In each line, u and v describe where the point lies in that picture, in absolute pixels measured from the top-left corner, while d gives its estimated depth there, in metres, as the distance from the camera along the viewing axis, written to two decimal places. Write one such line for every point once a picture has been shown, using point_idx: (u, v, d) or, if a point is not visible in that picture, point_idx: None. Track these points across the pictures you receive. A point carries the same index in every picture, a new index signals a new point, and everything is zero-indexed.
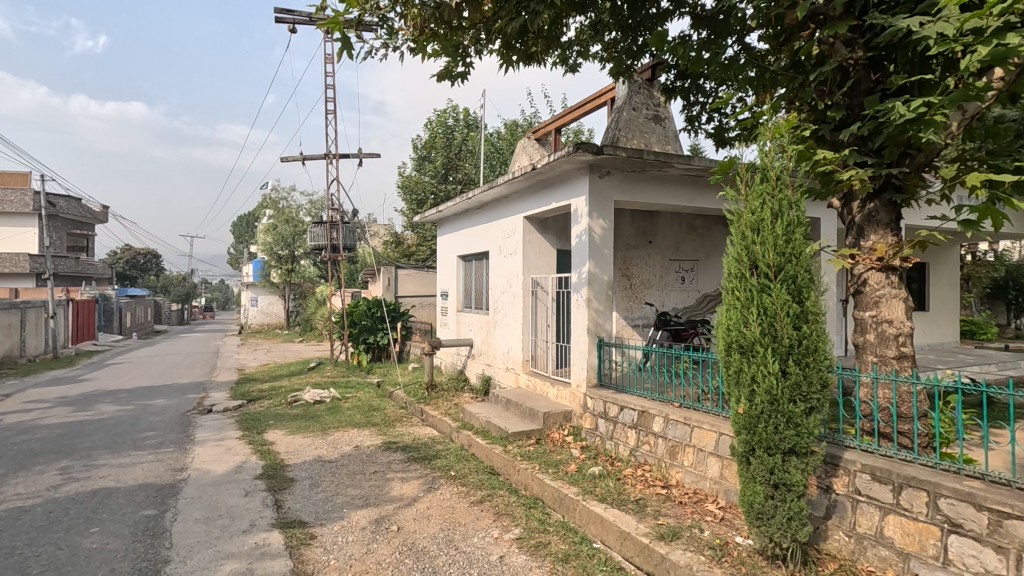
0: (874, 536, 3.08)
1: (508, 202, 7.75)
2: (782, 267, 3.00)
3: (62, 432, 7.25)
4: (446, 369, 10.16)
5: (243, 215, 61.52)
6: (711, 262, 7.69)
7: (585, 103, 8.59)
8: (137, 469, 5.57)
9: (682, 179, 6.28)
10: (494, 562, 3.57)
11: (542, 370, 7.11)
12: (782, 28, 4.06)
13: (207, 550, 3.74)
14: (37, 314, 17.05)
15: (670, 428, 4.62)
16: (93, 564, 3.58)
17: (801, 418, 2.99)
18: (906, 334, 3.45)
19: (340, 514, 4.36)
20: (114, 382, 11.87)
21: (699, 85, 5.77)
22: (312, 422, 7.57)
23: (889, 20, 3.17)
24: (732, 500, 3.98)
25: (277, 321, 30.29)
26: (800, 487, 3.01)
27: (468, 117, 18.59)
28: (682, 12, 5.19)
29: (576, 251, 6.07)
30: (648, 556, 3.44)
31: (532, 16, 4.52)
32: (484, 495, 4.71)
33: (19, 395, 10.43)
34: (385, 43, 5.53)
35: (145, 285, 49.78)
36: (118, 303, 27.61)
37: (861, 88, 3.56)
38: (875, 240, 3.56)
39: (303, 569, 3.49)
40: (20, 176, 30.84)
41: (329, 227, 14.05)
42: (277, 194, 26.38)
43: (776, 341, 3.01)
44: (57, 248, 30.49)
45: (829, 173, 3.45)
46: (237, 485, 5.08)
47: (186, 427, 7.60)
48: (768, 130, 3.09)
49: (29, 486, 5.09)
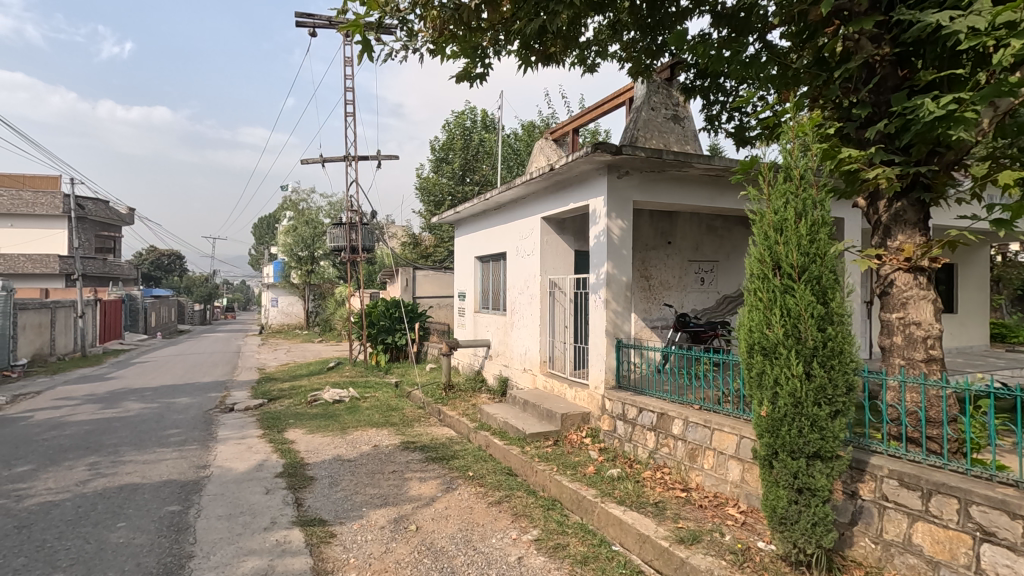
0: (902, 544, 3.01)
1: (526, 202, 7.73)
2: (807, 267, 2.95)
3: (90, 429, 7.45)
4: (463, 370, 10.17)
5: (264, 217, 62.72)
6: (732, 262, 7.59)
7: (603, 103, 8.53)
8: (162, 466, 5.70)
9: (702, 179, 6.23)
10: (512, 563, 3.56)
11: (559, 371, 7.10)
12: (804, 25, 3.93)
13: (229, 546, 3.80)
14: (67, 313, 17.53)
15: (689, 430, 4.57)
16: (120, 558, 3.65)
17: (826, 421, 2.92)
18: (936, 336, 3.37)
19: (360, 514, 4.38)
20: (139, 380, 12.16)
21: (719, 85, 5.70)
22: (332, 421, 7.63)
23: (917, 15, 3.07)
24: (754, 505, 3.92)
25: (297, 321, 30.81)
26: (826, 492, 2.94)
27: (486, 120, 18.75)
28: (702, 11, 5.12)
29: (595, 252, 6.03)
30: (668, 560, 3.41)
31: (551, 16, 4.48)
32: (502, 496, 4.71)
33: (50, 392, 10.75)
34: (405, 45, 5.57)
35: (169, 285, 51.05)
36: (143, 303, 28.22)
37: (888, 85, 3.47)
38: (903, 239, 3.47)
39: (323, 568, 3.51)
40: (51, 179, 31.92)
41: (349, 228, 14.18)
42: (297, 196, 26.80)
43: (800, 342, 2.96)
44: (85, 249, 31.36)
45: (854, 171, 3.39)
46: (258, 482, 5.15)
47: (208, 424, 7.74)
48: (792, 128, 3.03)
49: (60, 480, 5.23)
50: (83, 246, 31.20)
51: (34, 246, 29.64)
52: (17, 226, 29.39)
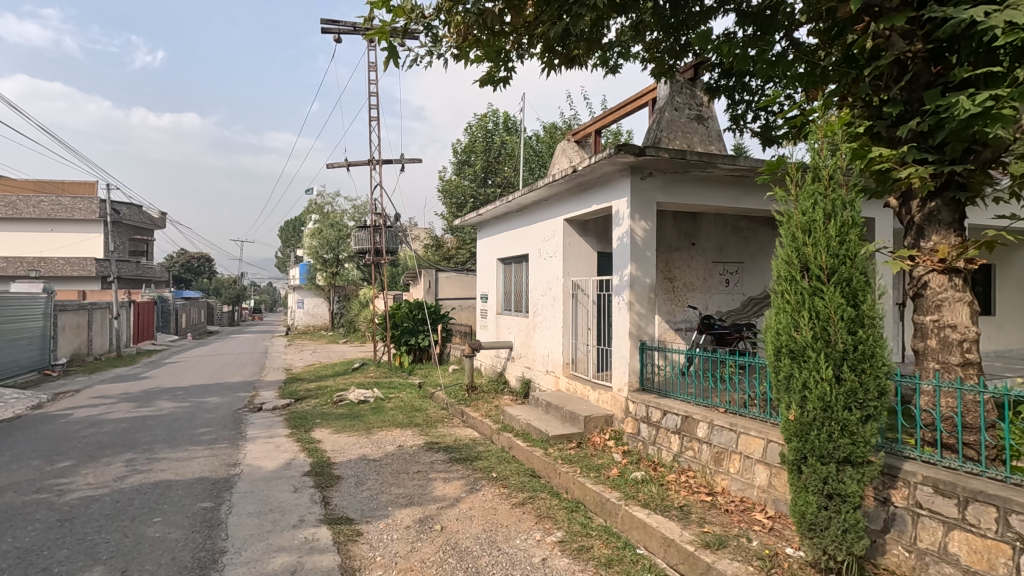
0: (937, 553, 2.93)
1: (549, 203, 7.71)
2: (836, 269, 2.90)
3: (126, 426, 7.70)
4: (486, 371, 10.20)
5: (290, 221, 64.12)
6: (757, 264, 7.49)
7: (626, 103, 8.48)
8: (194, 463, 5.86)
9: (727, 180, 6.15)
10: (536, 564, 3.57)
11: (582, 373, 7.08)
12: (833, 22, 3.86)
13: (260, 543, 3.90)
14: (103, 315, 18.15)
15: (715, 434, 4.52)
16: (157, 551, 3.78)
17: (857, 426, 2.87)
18: (972, 339, 3.28)
19: (385, 513, 4.45)
20: (170, 380, 12.51)
21: (745, 84, 5.64)
22: (357, 421, 7.75)
23: (950, 12, 2.99)
24: (781, 510, 3.86)
25: (322, 321, 31.45)
26: (857, 498, 2.89)
27: (508, 122, 18.84)
28: (727, 10, 5.07)
29: (619, 253, 6.00)
30: (693, 564, 3.37)
31: (574, 19, 4.48)
32: (525, 497, 4.74)
33: (88, 391, 11.14)
34: (430, 50, 5.63)
35: (199, 287, 52.43)
36: (175, 304, 29.01)
37: (920, 82, 3.37)
38: (937, 240, 3.38)
39: (350, 566, 3.56)
40: (87, 185, 33.02)
41: (373, 231, 14.35)
42: (322, 199, 27.22)
43: (829, 345, 2.91)
44: (120, 252, 32.38)
45: (885, 171, 3.33)
46: (286, 481, 5.25)
47: (238, 424, 7.93)
48: (820, 127, 2.99)
49: (99, 476, 5.42)
50: (118, 249, 32.23)
51: (73, 250, 30.77)
52: (56, 230, 30.44)
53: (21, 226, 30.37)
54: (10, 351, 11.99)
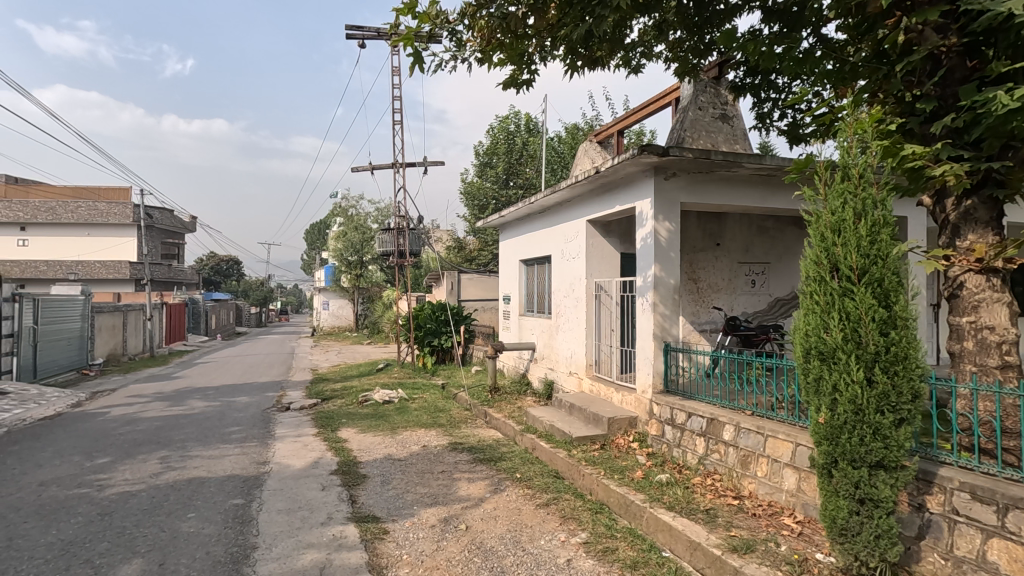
0: (975, 561, 2.85)
1: (571, 204, 7.71)
2: (867, 269, 2.84)
3: (161, 424, 7.94)
4: (509, 372, 10.24)
5: (315, 223, 65.25)
6: (785, 264, 7.36)
7: (649, 103, 8.42)
8: (225, 461, 6.01)
9: (753, 179, 6.07)
10: (562, 564, 3.58)
11: (605, 375, 7.05)
12: (863, 17, 3.76)
13: (289, 539, 3.98)
14: (138, 316, 18.74)
15: (741, 437, 4.46)
16: (192, 545, 3.90)
17: (890, 429, 2.80)
18: (1012, 342, 3.18)
19: (411, 511, 4.51)
20: (201, 380, 12.87)
21: (770, 81, 5.56)
22: (383, 421, 7.85)
23: (986, 5, 2.94)
24: (811, 515, 3.79)
25: (347, 322, 31.96)
26: (890, 504, 2.83)
27: (530, 124, 18.88)
28: (752, 7, 5.00)
29: (642, 254, 5.97)
30: (720, 568, 3.33)
31: (597, 21, 4.47)
32: (550, 497, 4.76)
33: (124, 390, 11.52)
34: (454, 55, 5.69)
35: (228, 289, 53.81)
36: (205, 306, 29.77)
37: (954, 77, 3.29)
38: (973, 239, 3.29)
39: (378, 564, 3.62)
40: (122, 190, 34.12)
41: (396, 233, 14.51)
42: (347, 202, 27.64)
43: (861, 347, 2.85)
44: (153, 255, 33.38)
45: (918, 169, 3.24)
46: (314, 479, 5.36)
47: (267, 423, 8.10)
48: (849, 126, 2.94)
49: (135, 472, 5.60)
50: (152, 253, 33.25)
51: (109, 254, 31.85)
52: (92, 235, 31.61)
53: (60, 231, 31.53)
54: (50, 351, 12.46)
